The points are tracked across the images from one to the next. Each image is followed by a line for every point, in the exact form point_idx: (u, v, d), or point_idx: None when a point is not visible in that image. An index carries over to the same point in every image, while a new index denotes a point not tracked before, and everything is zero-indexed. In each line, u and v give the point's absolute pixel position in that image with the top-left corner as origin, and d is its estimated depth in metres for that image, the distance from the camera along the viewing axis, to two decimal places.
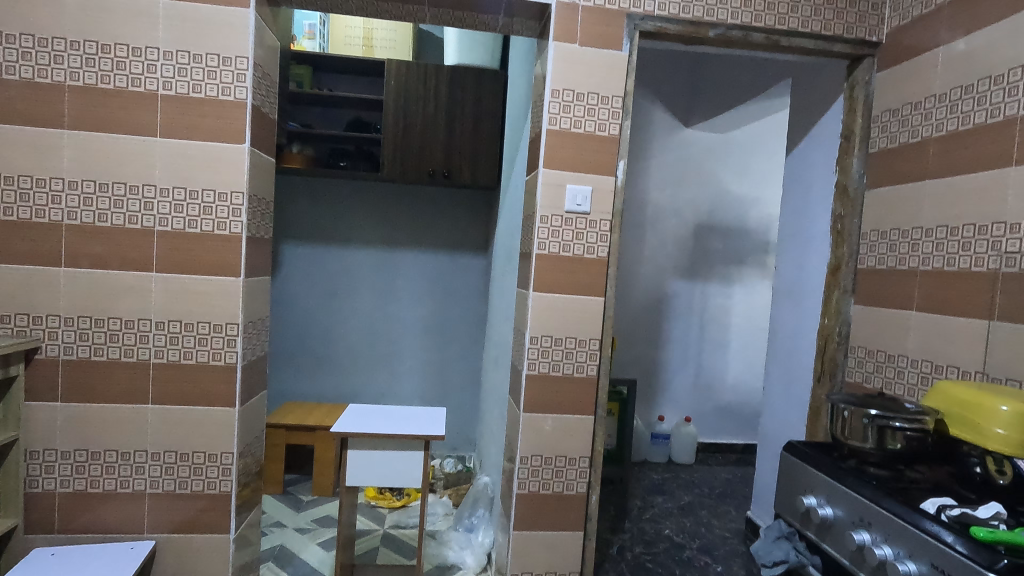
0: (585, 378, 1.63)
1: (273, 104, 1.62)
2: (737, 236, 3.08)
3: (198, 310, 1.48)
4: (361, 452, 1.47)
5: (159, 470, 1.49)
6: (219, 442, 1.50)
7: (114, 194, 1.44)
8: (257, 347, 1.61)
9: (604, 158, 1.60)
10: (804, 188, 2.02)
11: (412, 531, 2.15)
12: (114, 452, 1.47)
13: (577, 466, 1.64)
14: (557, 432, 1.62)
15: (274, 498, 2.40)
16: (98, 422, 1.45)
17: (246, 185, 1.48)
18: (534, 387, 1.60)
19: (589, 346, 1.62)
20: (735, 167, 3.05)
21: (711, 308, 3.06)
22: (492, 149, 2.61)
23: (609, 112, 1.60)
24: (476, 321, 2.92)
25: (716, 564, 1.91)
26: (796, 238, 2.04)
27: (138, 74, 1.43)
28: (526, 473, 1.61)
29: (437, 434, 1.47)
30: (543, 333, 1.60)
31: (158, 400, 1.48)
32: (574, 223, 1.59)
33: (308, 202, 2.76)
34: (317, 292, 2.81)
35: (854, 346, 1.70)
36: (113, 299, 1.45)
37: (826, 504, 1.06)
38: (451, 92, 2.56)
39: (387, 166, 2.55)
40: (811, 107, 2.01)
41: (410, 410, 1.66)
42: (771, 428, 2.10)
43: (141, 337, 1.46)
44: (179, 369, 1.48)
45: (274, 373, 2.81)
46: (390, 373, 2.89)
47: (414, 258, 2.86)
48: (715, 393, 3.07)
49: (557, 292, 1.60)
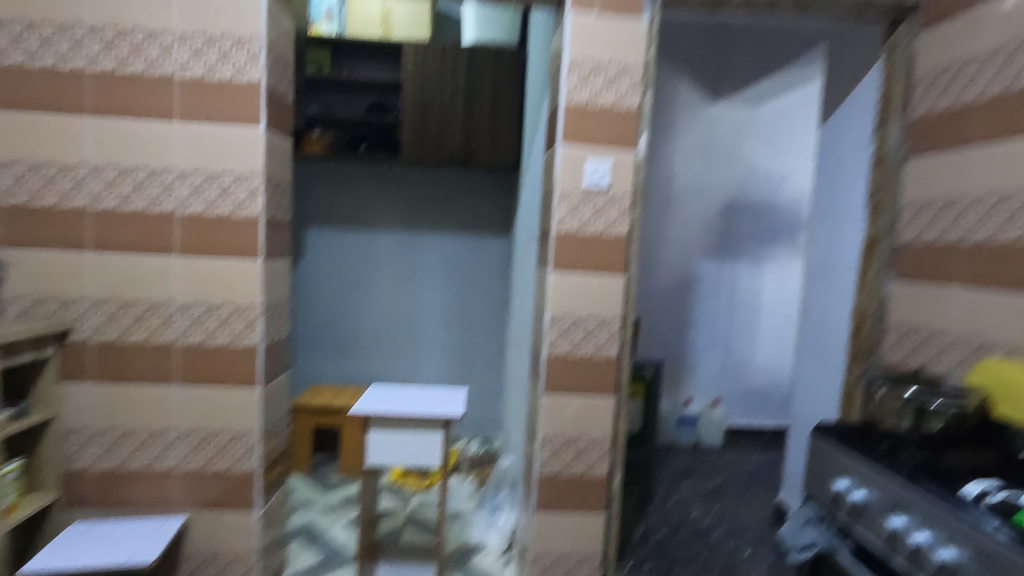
0: (606, 359, 1.59)
1: (288, 86, 1.62)
2: (767, 213, 2.97)
3: (220, 293, 1.50)
4: (382, 433, 1.47)
5: (187, 449, 1.52)
6: (243, 422, 1.52)
7: (136, 178, 1.46)
8: (279, 329, 1.63)
9: (625, 132, 1.55)
10: (840, 159, 1.92)
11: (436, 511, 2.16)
12: (144, 432, 1.50)
13: (600, 449, 1.61)
14: (578, 414, 1.60)
15: (302, 478, 2.46)
16: (128, 402, 1.49)
17: (262, 167, 1.48)
18: (554, 368, 1.58)
19: (610, 326, 1.59)
20: (767, 141, 2.93)
21: (740, 288, 2.97)
22: (512, 128, 2.57)
23: (629, 84, 1.54)
24: (499, 304, 2.90)
25: (743, 549, 1.87)
26: (830, 212, 1.95)
27: (155, 58, 1.44)
28: (548, 454, 1.60)
29: (456, 415, 1.46)
30: (563, 313, 1.57)
31: (185, 381, 1.51)
32: (594, 200, 1.55)
33: (330, 187, 2.78)
34: (341, 277, 2.83)
35: (890, 324, 1.61)
36: (139, 283, 1.48)
37: (858, 487, 1.02)
38: (470, 71, 2.52)
39: (407, 149, 2.54)
40: (848, 72, 1.90)
41: (430, 391, 1.66)
42: (802, 410, 2.03)
43: (166, 319, 1.49)
44: (203, 350, 1.50)
45: (301, 357, 2.85)
46: (414, 356, 2.90)
47: (435, 241, 2.85)
48: (744, 375, 2.99)
49: (577, 271, 1.57)
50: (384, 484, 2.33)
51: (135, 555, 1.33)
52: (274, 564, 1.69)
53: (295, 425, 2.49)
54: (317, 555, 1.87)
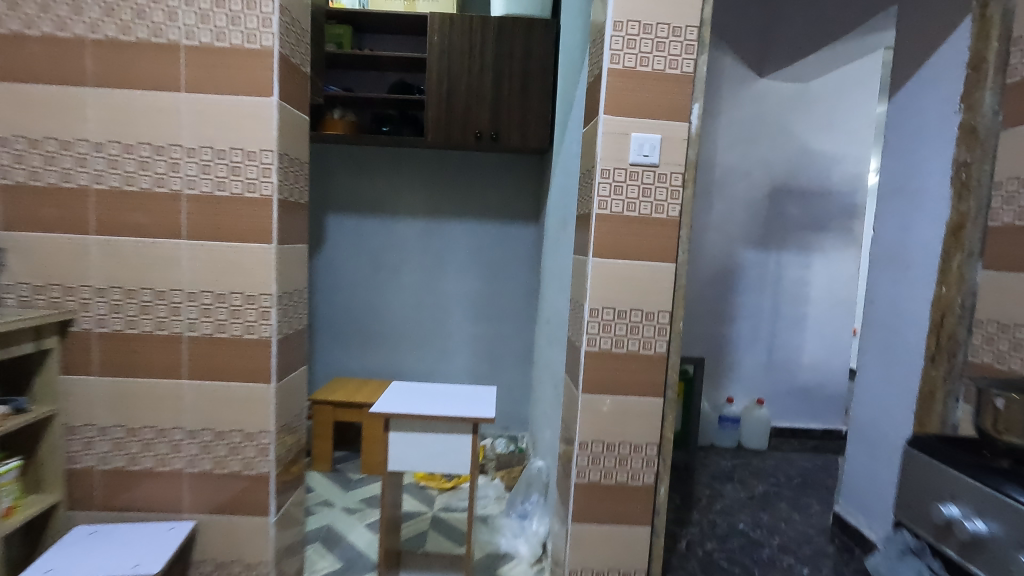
0: (653, 356, 1.43)
1: (304, 55, 1.48)
2: (818, 199, 2.75)
3: (230, 281, 1.37)
4: (405, 436, 1.34)
5: (197, 449, 1.41)
6: (256, 420, 1.40)
7: (141, 155, 1.34)
8: (295, 321, 1.50)
9: (676, 100, 1.37)
10: (915, 133, 1.70)
11: (462, 514, 2.04)
12: (151, 429, 1.40)
13: (644, 455, 1.45)
14: (620, 416, 1.44)
15: (323, 475, 2.36)
16: (135, 398, 1.39)
17: (275, 143, 1.35)
18: (594, 365, 1.42)
19: (657, 320, 1.42)
20: (820, 120, 2.71)
21: (787, 279, 2.76)
22: (544, 108, 2.40)
23: (682, 46, 1.36)
24: (527, 295, 2.75)
25: (800, 566, 1.69)
26: (902, 193, 1.74)
27: (160, 23, 1.32)
28: (587, 460, 1.45)
29: (487, 417, 1.32)
30: (604, 305, 1.41)
31: (193, 376, 1.39)
32: (641, 178, 1.38)
33: (352, 171, 2.66)
34: (363, 265, 2.72)
35: (979, 319, 1.39)
36: (144, 269, 1.37)
37: (976, 516, 0.84)
38: (499, 46, 2.36)
39: (431, 130, 2.39)
40: (926, 33, 1.68)
41: (457, 388, 1.53)
42: (866, 413, 1.84)
43: (173, 308, 1.38)
44: (213, 343, 1.39)
45: (322, 348, 2.75)
46: (439, 349, 2.78)
47: (461, 228, 2.71)
48: (790, 373, 2.79)
49: (621, 258, 1.40)
50: (407, 484, 2.21)
51: (138, 565, 1.21)
52: (290, 570, 1.58)
53: (315, 420, 2.38)
54: (337, 561, 1.75)
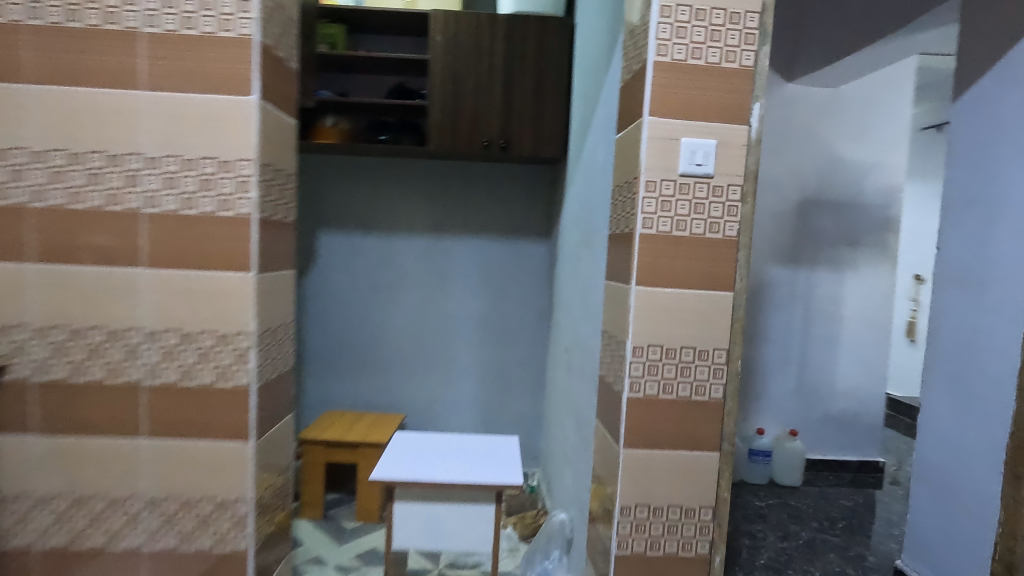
0: (707, 402, 1.20)
1: (291, 47, 1.26)
2: (851, 211, 2.55)
3: (199, 317, 1.14)
4: (413, 506, 1.10)
5: (158, 521, 1.16)
6: (231, 486, 1.16)
7: (91, 166, 1.11)
8: (280, 362, 1.27)
9: (734, 99, 1.16)
10: (990, 138, 1.50)
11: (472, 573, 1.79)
12: (103, 498, 1.15)
13: (698, 520, 1.22)
14: (670, 476, 1.21)
15: (312, 524, 2.10)
16: (83, 460, 1.14)
17: (256, 151, 1.12)
18: (638, 414, 1.19)
19: (713, 359, 1.20)
20: (853, 127, 2.51)
21: (819, 298, 2.55)
22: (558, 114, 2.19)
23: (740, 35, 1.15)
24: (538, 318, 2.52)
25: None
26: (974, 207, 1.54)
27: (115, 7, 1.09)
28: (630, 528, 1.21)
29: (513, 483, 1.09)
30: (650, 342, 1.18)
31: (154, 433, 1.15)
32: (693, 191, 1.16)
33: (347, 184, 2.43)
34: (359, 286, 2.48)
35: None
36: (94, 304, 1.13)
37: None
38: (508, 47, 2.15)
39: (434, 138, 2.17)
40: (1000, 27, 1.49)
41: (472, 445, 1.30)
42: (936, 457, 1.62)
43: (129, 351, 1.13)
44: (179, 392, 1.15)
45: (313, 378, 2.50)
46: (443, 377, 2.53)
47: (466, 245, 2.49)
48: (824, 400, 2.57)
49: (669, 286, 1.18)
50: None
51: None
52: None
53: (305, 462, 2.14)
54: None
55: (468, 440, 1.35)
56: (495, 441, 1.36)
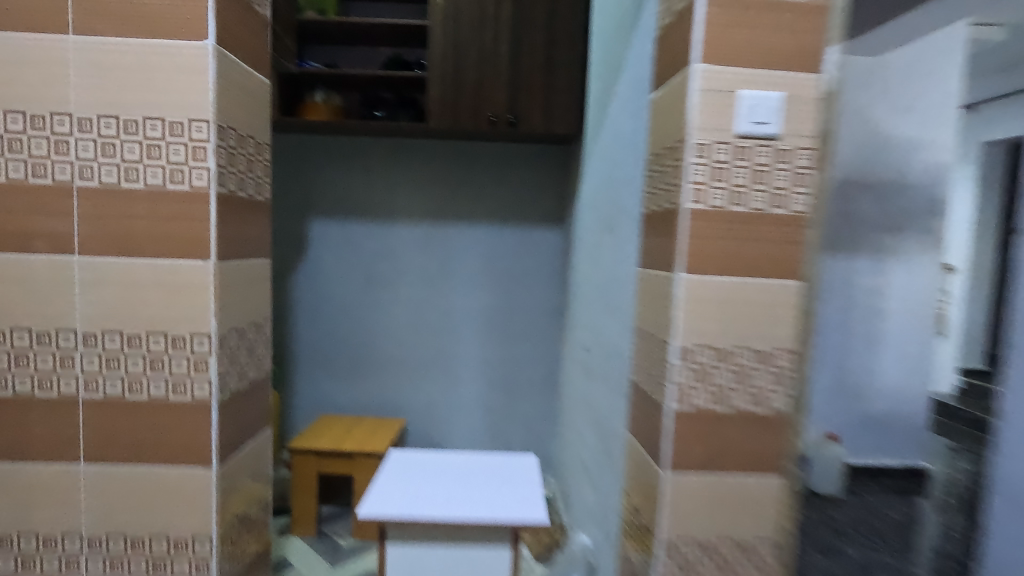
0: (768, 415, 0.99)
1: None
2: (895, 193, 2.32)
3: (147, 317, 0.93)
4: (409, 549, 0.89)
5: (102, 564, 0.96)
6: (190, 521, 0.95)
7: (8, 130, 0.89)
8: (252, 368, 1.05)
9: (804, 41, 0.93)
10: None
11: None
12: (35, 536, 0.95)
13: (756, 557, 1.01)
14: (722, 504, 1.00)
15: (304, 542, 1.91)
16: (9, 491, 0.94)
17: (212, 109, 0.90)
18: (684, 431, 0.98)
19: (775, 363, 0.98)
20: (908, 101, 2.22)
21: (862, 289, 2.29)
22: (572, 85, 1.97)
23: None
24: (550, 312, 2.31)
25: None
26: None
27: None
28: (674, 569, 1.00)
29: (535, 520, 0.88)
30: (701, 344, 0.96)
31: (95, 458, 0.94)
32: (753, 157, 0.94)
33: (340, 167, 2.22)
34: (354, 279, 2.27)
35: None
36: (17, 301, 0.92)
37: None
38: (517, 11, 1.93)
39: (434, 114, 1.95)
40: None
41: (479, 470, 1.09)
42: None
43: (60, 359, 0.93)
44: (124, 409, 0.94)
45: (306, 380, 2.29)
46: (447, 378, 2.32)
47: (471, 234, 2.27)
48: (866, 402, 2.33)
49: (723, 273, 0.96)
50: None
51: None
52: None
53: (296, 474, 1.94)
54: None
55: (474, 462, 1.14)
56: (505, 459, 1.15)
